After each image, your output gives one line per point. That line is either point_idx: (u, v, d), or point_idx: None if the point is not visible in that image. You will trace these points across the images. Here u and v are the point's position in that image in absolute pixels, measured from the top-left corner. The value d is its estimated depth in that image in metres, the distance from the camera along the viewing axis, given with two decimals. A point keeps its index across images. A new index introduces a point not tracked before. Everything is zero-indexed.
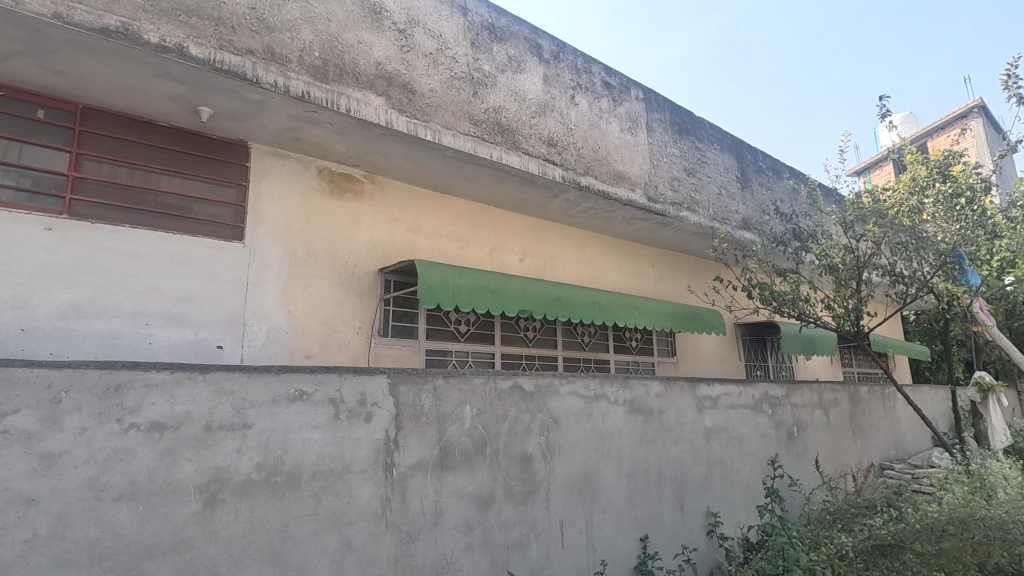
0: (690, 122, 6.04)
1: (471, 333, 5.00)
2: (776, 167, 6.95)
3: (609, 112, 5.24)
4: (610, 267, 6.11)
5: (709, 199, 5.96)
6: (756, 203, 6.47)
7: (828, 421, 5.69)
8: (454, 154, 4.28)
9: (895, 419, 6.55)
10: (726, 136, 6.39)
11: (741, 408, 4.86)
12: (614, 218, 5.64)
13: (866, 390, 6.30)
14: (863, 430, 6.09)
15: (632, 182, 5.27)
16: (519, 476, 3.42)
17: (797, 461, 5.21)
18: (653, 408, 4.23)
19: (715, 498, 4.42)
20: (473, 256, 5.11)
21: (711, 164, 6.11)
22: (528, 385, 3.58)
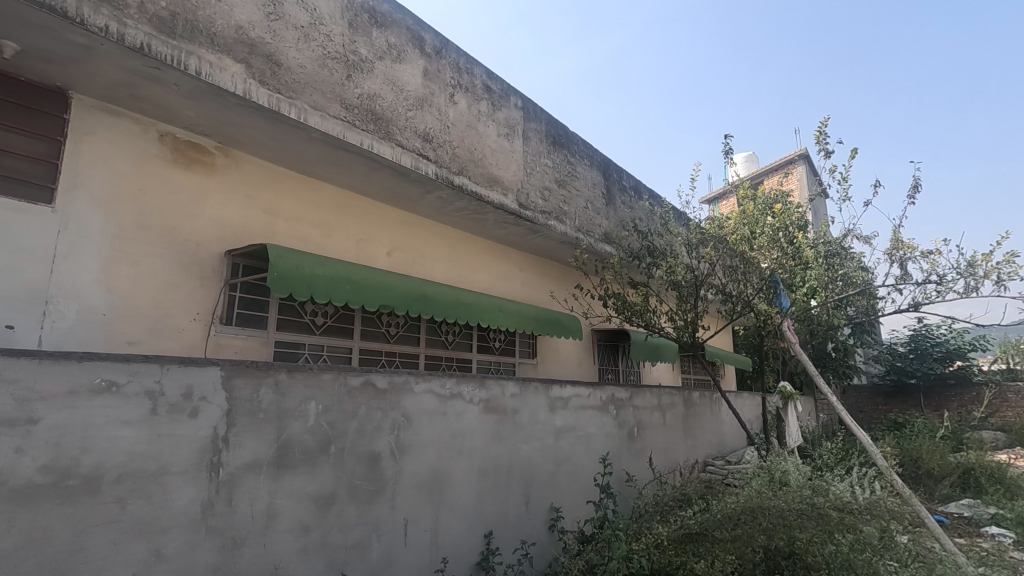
0: (564, 136, 6.34)
1: (328, 326, 4.78)
2: (637, 187, 7.54)
3: (487, 116, 5.32)
4: (479, 268, 6.19)
5: (575, 211, 6.30)
6: (617, 218, 6.97)
7: (664, 422, 6.30)
8: (321, 137, 4.05)
9: (719, 422, 7.41)
10: (596, 154, 6.81)
11: (590, 410, 5.19)
12: (486, 220, 5.73)
13: (697, 395, 7.06)
14: (692, 431, 6.82)
15: (505, 187, 5.39)
16: (365, 475, 3.33)
17: (635, 458, 5.69)
18: (508, 408, 4.36)
19: (559, 494, 4.67)
20: (337, 245, 4.88)
21: (581, 178, 6.48)
22: (381, 382, 3.50)
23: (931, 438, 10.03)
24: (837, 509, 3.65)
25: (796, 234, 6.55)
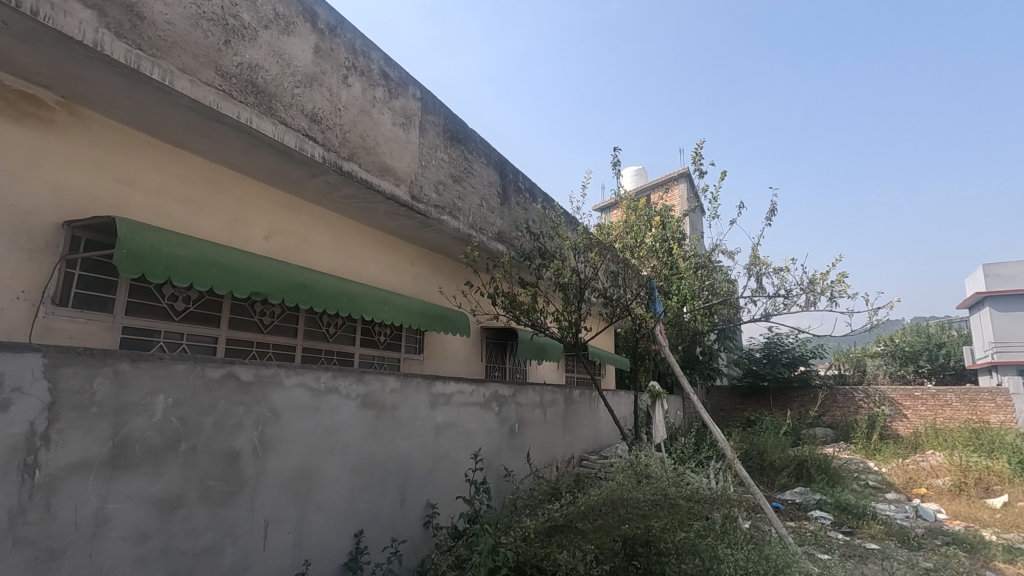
0: (462, 132, 6.33)
1: (189, 312, 4.37)
2: (532, 190, 7.73)
3: (383, 103, 5.16)
4: (367, 259, 5.98)
5: (469, 208, 6.31)
6: (510, 219, 7.09)
7: (545, 419, 6.50)
8: (191, 105, 3.68)
9: (596, 418, 7.81)
10: (493, 153, 6.87)
11: (472, 406, 5.22)
12: (376, 210, 5.56)
13: (577, 393, 7.39)
14: (571, 427, 7.13)
15: (397, 177, 5.26)
16: (221, 475, 3.07)
17: (515, 454, 5.82)
18: (387, 403, 4.26)
19: (435, 490, 4.64)
20: (206, 225, 4.47)
21: (477, 176, 6.50)
22: (245, 374, 3.25)
23: (775, 434, 11.35)
24: (687, 499, 3.97)
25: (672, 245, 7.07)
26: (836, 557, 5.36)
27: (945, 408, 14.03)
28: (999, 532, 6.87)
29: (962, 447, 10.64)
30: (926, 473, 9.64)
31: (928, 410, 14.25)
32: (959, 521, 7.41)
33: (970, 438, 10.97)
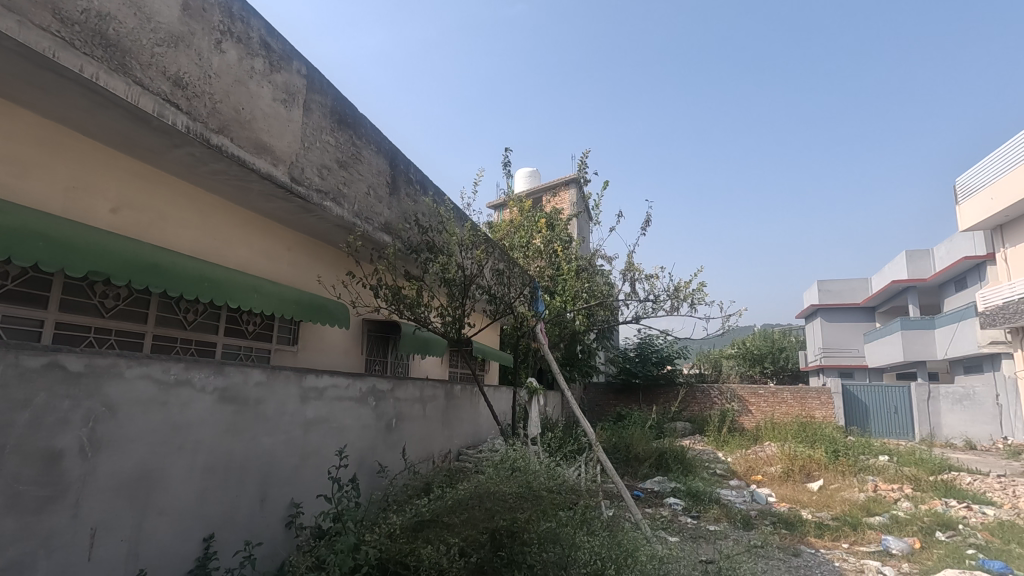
0: (351, 116, 6.08)
1: (7, 290, 3.77)
2: (423, 182, 7.62)
3: (263, 76, 4.81)
4: (237, 242, 5.54)
5: (355, 196, 6.08)
6: (399, 210, 6.95)
7: (424, 414, 6.46)
8: (20, 51, 3.16)
9: (476, 413, 7.93)
10: (384, 141, 6.68)
11: (346, 401, 5.04)
12: (250, 189, 5.16)
13: (458, 388, 7.44)
14: (451, 422, 7.15)
15: (275, 157, 4.91)
16: (36, 478, 2.69)
17: (390, 450, 5.72)
18: (249, 397, 3.97)
19: (301, 489, 4.42)
20: (36, 191, 3.87)
21: (365, 164, 6.29)
22: (74, 364, 2.87)
23: (641, 428, 12.27)
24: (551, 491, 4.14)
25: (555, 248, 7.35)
26: (678, 540, 5.91)
27: (781, 404, 16.06)
28: (814, 511, 8.01)
29: (791, 438, 12.26)
30: (763, 462, 10.97)
31: (768, 406, 16.23)
32: (784, 502, 8.53)
33: (798, 430, 12.67)
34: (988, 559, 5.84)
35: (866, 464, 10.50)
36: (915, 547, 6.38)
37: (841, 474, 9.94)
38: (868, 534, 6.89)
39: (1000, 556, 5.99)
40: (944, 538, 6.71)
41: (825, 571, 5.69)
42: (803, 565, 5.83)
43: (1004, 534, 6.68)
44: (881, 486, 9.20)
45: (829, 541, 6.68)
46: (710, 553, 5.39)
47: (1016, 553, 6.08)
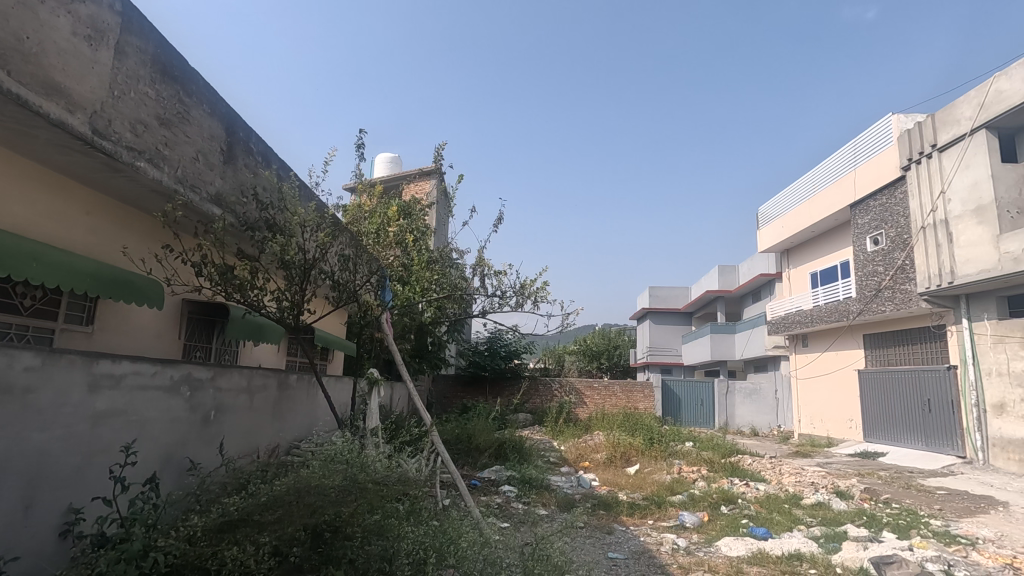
0: (179, 68, 5.36)
1: None
2: (266, 155, 6.99)
3: (59, 3, 4.02)
4: (13, 198, 4.59)
5: (179, 160, 5.37)
6: (234, 181, 6.29)
7: (250, 405, 5.93)
8: None
9: (312, 404, 7.52)
10: (219, 103, 6.00)
11: (152, 391, 4.45)
12: (36, 137, 4.30)
13: (294, 378, 6.99)
14: (282, 414, 6.67)
15: (72, 102, 4.15)
16: None
17: (205, 445, 5.16)
18: (13, 386, 3.32)
19: (85, 492, 3.80)
20: None
21: (194, 125, 5.59)
22: None
23: (485, 419, 12.61)
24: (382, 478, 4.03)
25: None
26: (500, 524, 6.15)
27: (611, 397, 17.66)
28: (629, 492, 8.93)
29: (617, 428, 13.51)
30: (591, 450, 11.93)
31: (600, 398, 17.69)
32: (605, 486, 9.36)
33: (623, 420, 14.00)
34: (755, 527, 7.02)
35: (674, 450, 11.97)
36: (704, 520, 7.42)
37: (654, 459, 11.20)
38: (669, 511, 7.87)
39: (765, 523, 7.24)
40: (726, 510, 7.92)
41: (631, 546, 6.37)
42: (614, 542, 6.47)
43: (769, 505, 8.06)
44: (684, 468, 10.57)
45: (639, 519, 7.50)
46: (529, 536, 5.72)
47: (775, 520, 7.38)
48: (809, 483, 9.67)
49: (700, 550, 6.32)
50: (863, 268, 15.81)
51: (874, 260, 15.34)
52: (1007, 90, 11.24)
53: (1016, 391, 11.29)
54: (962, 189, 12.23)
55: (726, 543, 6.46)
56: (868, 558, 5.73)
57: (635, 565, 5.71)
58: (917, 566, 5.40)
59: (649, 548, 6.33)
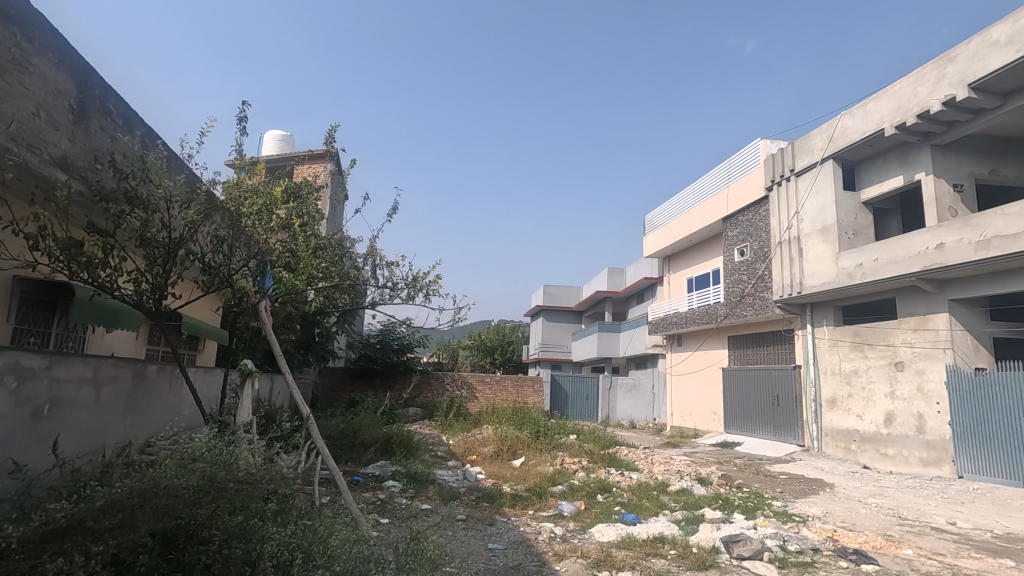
0: (17, 9, 4.61)
1: None
2: (129, 119, 6.20)
3: None
4: None
5: (10, 114, 4.62)
6: (86, 145, 5.54)
7: (96, 398, 5.27)
8: None
9: (175, 397, 6.86)
10: (70, 54, 5.25)
11: None
12: None
13: (153, 369, 6.32)
14: (137, 408, 6.00)
15: None
16: None
17: (36, 444, 4.51)
18: None
19: None
20: None
21: (35, 76, 4.84)
22: None
23: (372, 413, 12.26)
24: (252, 475, 3.76)
25: None
26: (375, 521, 5.95)
27: (502, 391, 17.98)
28: (513, 484, 9.15)
29: (505, 422, 13.78)
30: (479, 443, 12.05)
31: (492, 392, 17.94)
32: (490, 479, 9.50)
33: (511, 415, 14.30)
34: (626, 513, 7.51)
35: (558, 442, 12.46)
36: (580, 509, 7.80)
37: (539, 452, 11.57)
38: (549, 501, 8.17)
39: (635, 509, 7.77)
40: (601, 499, 8.40)
41: (511, 536, 6.53)
42: (494, 533, 6.58)
43: (640, 492, 8.66)
44: (567, 460, 11.04)
45: (519, 509, 7.71)
46: (403, 531, 5.61)
47: (643, 506, 7.95)
48: (676, 471, 10.53)
49: (575, 537, 6.64)
50: (731, 276, 17.47)
51: (739, 270, 17.00)
52: (850, 127, 12.96)
53: (844, 388, 13.09)
54: (812, 211, 13.93)
55: (599, 529, 6.82)
56: (719, 538, 6.34)
57: (512, 555, 5.85)
58: (759, 542, 6.08)
59: (527, 537, 6.52)
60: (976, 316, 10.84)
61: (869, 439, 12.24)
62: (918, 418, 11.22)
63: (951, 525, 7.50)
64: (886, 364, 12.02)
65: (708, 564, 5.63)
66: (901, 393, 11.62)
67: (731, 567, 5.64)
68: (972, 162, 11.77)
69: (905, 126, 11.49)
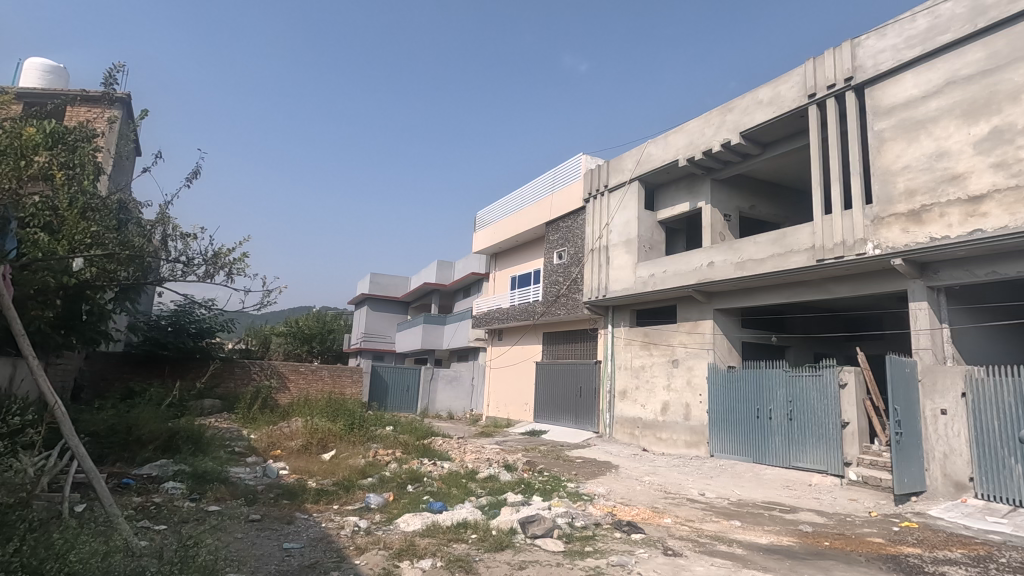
0: None
1: None
2: None
3: None
4: None
5: None
6: None
7: None
8: None
9: None
10: None
11: None
12: None
13: None
14: None
15: None
16: None
17: None
18: None
19: None
20: None
21: None
22: None
23: (154, 406, 10.65)
24: None
25: (36, 167, 5.41)
26: (131, 529, 5.09)
27: (317, 381, 17.02)
28: (319, 479, 8.71)
29: (317, 414, 13.05)
30: (285, 437, 11.24)
31: (305, 383, 16.84)
32: (294, 474, 8.90)
33: (324, 406, 13.60)
34: (434, 502, 7.63)
35: (373, 434, 12.20)
36: (389, 500, 7.73)
37: (352, 444, 11.18)
38: (357, 494, 7.94)
39: (443, 497, 7.95)
40: (411, 489, 8.41)
41: (310, 533, 6.19)
42: (291, 532, 6.18)
43: (450, 480, 8.87)
44: (380, 451, 10.84)
45: (322, 505, 7.36)
46: (163, 539, 4.89)
47: (451, 493, 8.17)
48: (485, 458, 11.03)
49: (380, 529, 6.55)
50: (549, 277, 18.81)
51: (557, 271, 18.39)
52: (653, 154, 14.80)
53: (633, 381, 14.98)
54: (619, 224, 15.64)
55: (405, 519, 6.82)
56: (517, 519, 6.78)
57: (309, 553, 5.55)
58: (550, 521, 6.64)
59: (329, 533, 6.24)
60: (732, 324, 13.20)
61: (649, 426, 14.18)
62: (686, 407, 13.30)
63: (701, 496, 9.04)
64: (666, 361, 14.03)
65: (504, 545, 5.97)
66: (675, 386, 13.67)
67: (525, 546, 6.08)
68: (738, 197, 14.29)
69: (694, 160, 13.51)
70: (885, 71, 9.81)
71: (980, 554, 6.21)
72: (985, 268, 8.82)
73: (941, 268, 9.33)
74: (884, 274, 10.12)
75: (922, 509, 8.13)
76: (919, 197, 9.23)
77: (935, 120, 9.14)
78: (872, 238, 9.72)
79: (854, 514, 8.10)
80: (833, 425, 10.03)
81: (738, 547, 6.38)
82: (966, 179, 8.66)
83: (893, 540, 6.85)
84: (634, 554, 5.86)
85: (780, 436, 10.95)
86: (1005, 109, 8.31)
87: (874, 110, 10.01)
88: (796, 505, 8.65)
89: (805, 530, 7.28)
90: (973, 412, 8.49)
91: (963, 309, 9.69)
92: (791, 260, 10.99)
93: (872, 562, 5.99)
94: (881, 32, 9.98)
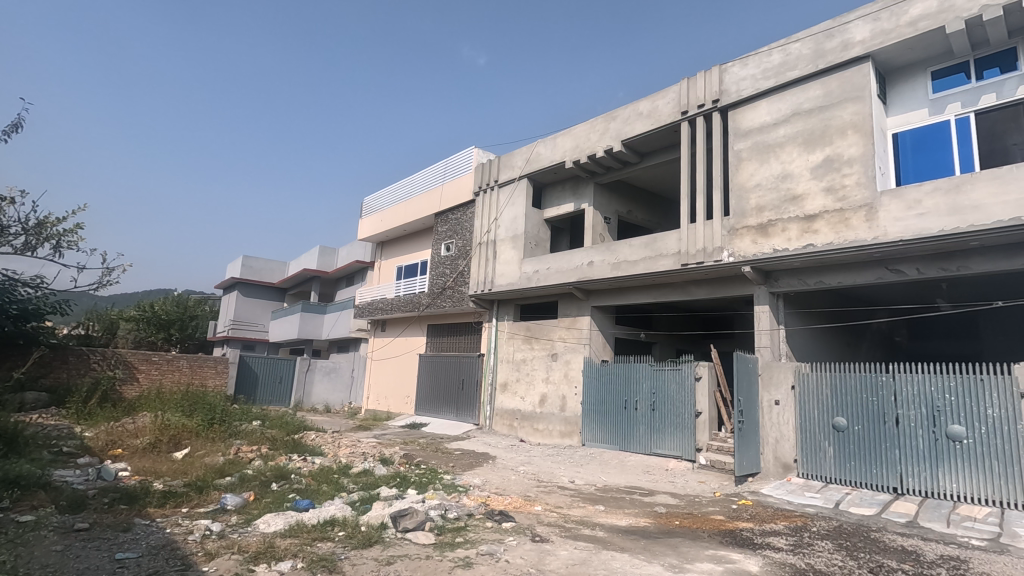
0: None
1: None
2: None
3: None
4: None
5: None
6: None
7: None
8: None
9: None
10: None
11: None
12: None
13: None
14: None
15: None
16: None
17: None
18: None
19: None
20: None
21: None
22: None
23: None
24: None
25: None
26: None
27: (174, 372, 15.34)
28: (167, 480, 7.85)
29: (169, 409, 11.74)
30: (128, 435, 9.98)
31: (159, 373, 15.09)
32: (137, 475, 7.96)
33: (180, 400, 12.30)
34: (300, 500, 7.22)
35: (236, 430, 11.26)
36: (248, 500, 7.16)
37: (210, 441, 10.21)
38: (212, 495, 7.28)
39: (310, 495, 7.55)
40: (276, 487, 7.89)
41: (151, 540, 5.55)
42: (128, 540, 5.49)
43: (320, 477, 8.42)
44: (243, 448, 10.00)
45: (169, 509, 6.63)
46: None
47: (321, 490, 7.78)
48: (360, 453, 10.67)
49: (235, 532, 6.04)
50: (435, 269, 18.62)
51: (443, 263, 18.25)
52: (542, 154, 15.18)
53: (514, 374, 15.38)
54: (508, 219, 15.89)
55: (266, 519, 6.38)
56: (388, 514, 6.59)
57: (148, 562, 4.98)
58: (423, 514, 6.55)
59: (174, 539, 5.64)
60: (606, 321, 14.01)
61: (527, 417, 14.65)
62: (561, 399, 13.91)
63: (570, 483, 9.50)
64: (546, 355, 14.55)
65: (373, 541, 5.80)
66: (553, 379, 14.22)
67: (394, 540, 5.95)
68: (618, 202, 15.19)
69: (580, 162, 14.09)
70: (745, 97, 10.93)
71: (798, 525, 7.19)
72: (814, 278, 10.19)
73: (781, 276, 10.61)
74: (736, 279, 11.29)
75: (756, 488, 9.23)
76: (766, 212, 10.41)
77: (782, 145, 10.34)
78: (728, 247, 10.79)
79: (701, 494, 8.99)
80: (688, 415, 11.00)
81: (600, 530, 6.80)
82: (803, 200, 9.92)
83: (732, 516, 7.70)
84: (504, 543, 5.98)
85: (643, 425, 11.82)
86: (835, 141, 9.63)
87: (735, 131, 11.11)
88: (654, 488, 9.39)
89: (659, 511, 7.93)
90: (799, 402, 9.80)
91: (797, 313, 11.11)
92: (660, 262, 11.88)
93: (712, 537, 6.67)
94: (744, 61, 11.09)
